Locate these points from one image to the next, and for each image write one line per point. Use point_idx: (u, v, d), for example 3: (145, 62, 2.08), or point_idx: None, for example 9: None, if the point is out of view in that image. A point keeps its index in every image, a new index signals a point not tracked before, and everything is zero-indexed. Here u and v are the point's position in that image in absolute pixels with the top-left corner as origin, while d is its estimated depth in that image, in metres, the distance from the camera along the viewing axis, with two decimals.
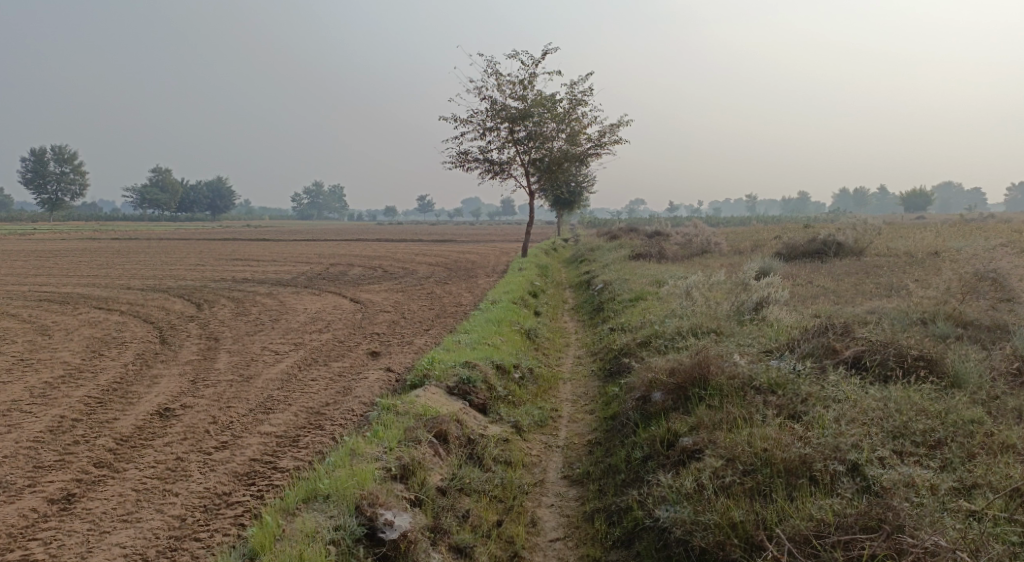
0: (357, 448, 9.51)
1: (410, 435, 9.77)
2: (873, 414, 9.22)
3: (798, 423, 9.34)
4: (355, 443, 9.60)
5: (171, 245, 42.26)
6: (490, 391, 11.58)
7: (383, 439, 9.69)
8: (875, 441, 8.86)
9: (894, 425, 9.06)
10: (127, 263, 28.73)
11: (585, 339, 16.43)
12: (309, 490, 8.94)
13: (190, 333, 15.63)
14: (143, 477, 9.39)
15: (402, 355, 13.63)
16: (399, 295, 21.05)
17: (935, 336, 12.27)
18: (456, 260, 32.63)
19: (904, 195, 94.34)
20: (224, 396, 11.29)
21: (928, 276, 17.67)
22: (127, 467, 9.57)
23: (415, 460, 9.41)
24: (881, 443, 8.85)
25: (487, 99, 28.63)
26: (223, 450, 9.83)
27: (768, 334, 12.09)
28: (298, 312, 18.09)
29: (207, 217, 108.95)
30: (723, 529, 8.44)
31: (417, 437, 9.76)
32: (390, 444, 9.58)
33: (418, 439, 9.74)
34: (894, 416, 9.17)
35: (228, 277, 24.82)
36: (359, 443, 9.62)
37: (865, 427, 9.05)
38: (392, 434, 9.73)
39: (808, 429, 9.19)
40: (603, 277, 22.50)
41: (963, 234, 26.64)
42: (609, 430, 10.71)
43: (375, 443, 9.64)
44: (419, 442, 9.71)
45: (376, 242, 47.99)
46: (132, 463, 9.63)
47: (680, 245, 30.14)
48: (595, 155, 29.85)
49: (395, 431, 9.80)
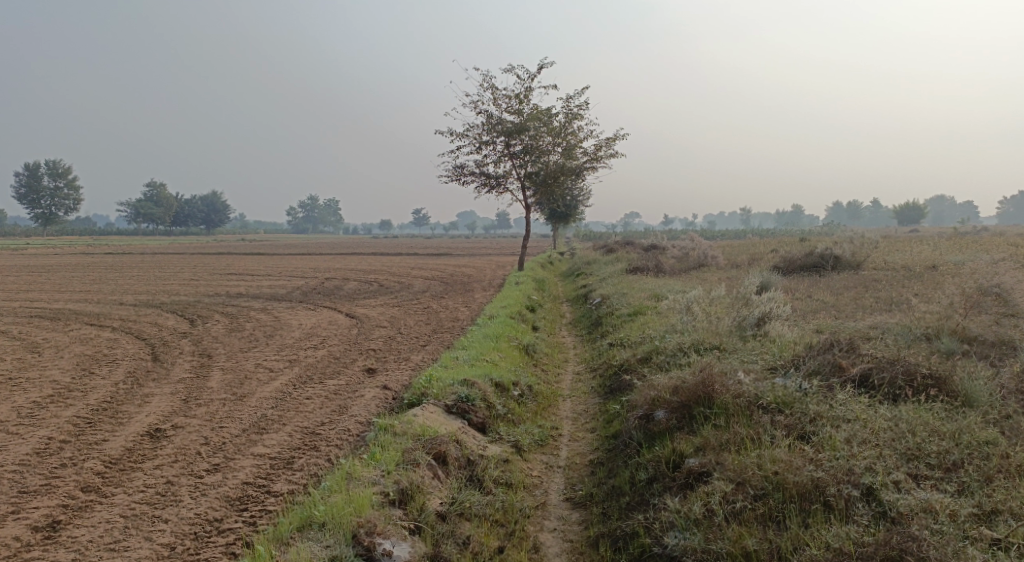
0: (354, 472, 9.26)
1: (408, 457, 9.53)
2: (885, 435, 9.00)
3: (808, 444, 9.12)
4: (351, 466, 9.34)
5: (163, 258, 41.99)
6: (489, 409, 11.34)
7: (381, 462, 9.44)
8: (889, 463, 8.65)
9: (907, 447, 8.85)
10: (118, 278, 28.46)
11: (585, 355, 16.19)
12: (304, 518, 8.69)
13: (182, 350, 15.37)
14: (131, 502, 9.12)
15: (398, 373, 13.39)
16: (395, 310, 20.82)
17: (941, 352, 12.06)
18: (452, 274, 32.40)
19: (897, 208, 94.43)
20: (216, 416, 11.03)
21: (929, 290, 17.48)
22: (115, 492, 9.29)
23: (413, 484, 9.19)
24: (895, 465, 8.64)
25: (482, 113, 28.46)
26: (215, 473, 9.57)
27: (771, 350, 11.87)
28: (292, 328, 17.84)
29: (202, 231, 108.71)
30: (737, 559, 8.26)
31: (416, 460, 9.52)
32: (388, 467, 9.34)
33: (416, 461, 9.51)
34: (907, 437, 8.95)
35: (221, 291, 24.56)
36: (355, 466, 9.37)
37: (877, 448, 8.84)
38: (389, 456, 9.48)
39: (819, 451, 8.97)
40: (601, 291, 22.29)
41: (960, 247, 26.50)
42: (612, 449, 10.48)
43: (372, 466, 9.39)
44: (417, 464, 9.49)
45: (371, 256, 47.77)
46: (121, 488, 9.36)
47: (677, 259, 29.97)
48: (591, 168, 29.71)
49: (392, 453, 9.55)
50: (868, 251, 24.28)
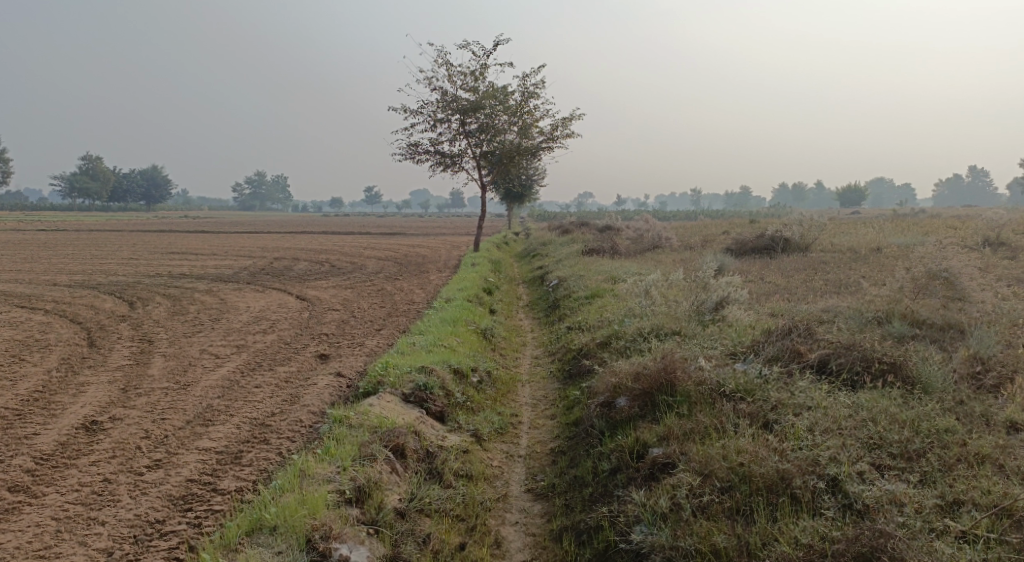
0: (307, 469, 9.02)
1: (365, 452, 9.31)
2: (847, 424, 9.01)
3: (771, 434, 9.09)
4: (304, 462, 9.09)
5: (103, 236, 40.99)
6: (447, 397, 11.15)
7: (336, 457, 9.21)
8: (852, 453, 8.66)
9: (870, 436, 8.87)
10: (55, 258, 27.61)
11: (542, 338, 16.05)
12: (254, 521, 8.43)
13: (121, 334, 14.95)
14: (64, 503, 8.77)
15: (352, 359, 13.13)
16: (347, 292, 20.48)
17: (893, 335, 12.13)
18: (405, 255, 32.03)
19: (842, 190, 95.76)
20: (158, 407, 10.69)
21: (879, 272, 17.62)
22: (47, 492, 8.94)
23: (371, 481, 8.99)
24: (858, 455, 8.65)
25: (437, 90, 28.08)
26: (156, 470, 9.26)
27: (730, 336, 11.84)
28: (240, 311, 17.41)
29: (145, 208, 106.49)
30: (706, 556, 8.18)
31: (372, 454, 9.31)
32: (344, 462, 9.12)
33: (373, 455, 9.31)
34: (869, 425, 8.97)
35: (165, 272, 23.97)
36: (309, 462, 9.12)
37: (840, 438, 8.84)
38: (345, 451, 9.25)
39: (783, 441, 8.96)
40: (556, 273, 22.17)
41: (905, 229, 26.79)
42: (573, 437, 10.38)
43: (326, 462, 9.16)
44: (375, 459, 9.28)
45: (321, 235, 47.15)
46: (53, 487, 9.00)
47: (631, 239, 29.96)
48: (547, 148, 29.52)
49: (347, 447, 9.33)
50: (816, 233, 24.45)
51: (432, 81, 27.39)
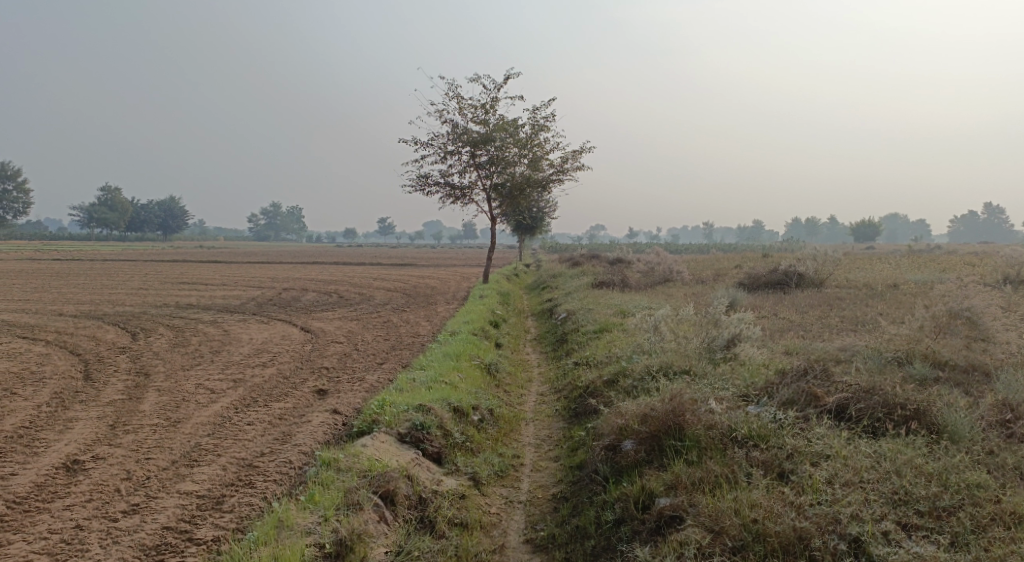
0: (287, 520, 8.54)
1: (351, 500, 8.84)
2: (869, 476, 8.46)
3: (787, 486, 8.56)
4: (284, 511, 8.62)
5: (115, 265, 40.82)
6: (446, 438, 10.65)
7: (319, 506, 8.74)
8: (876, 510, 8.10)
9: (893, 490, 8.32)
10: (63, 287, 27.34)
11: (549, 374, 15.55)
12: None
13: (118, 367, 14.53)
14: (29, 553, 8.32)
15: (350, 395, 12.66)
16: (353, 324, 20.04)
17: (913, 377, 11.57)
18: (415, 286, 31.64)
19: (856, 225, 95.08)
20: (143, 445, 10.24)
21: (896, 310, 17.07)
22: (13, 539, 8.49)
23: (354, 532, 8.51)
24: (882, 512, 8.09)
25: (448, 122, 27.81)
26: (132, 516, 8.78)
27: (742, 375, 11.31)
28: (241, 343, 17.00)
29: (159, 237, 106.86)
30: None
31: (358, 502, 8.84)
32: (327, 512, 8.65)
33: (359, 502, 8.84)
34: (893, 478, 8.42)
35: (170, 302, 23.64)
36: (290, 511, 8.65)
37: (861, 492, 8.29)
38: (329, 500, 8.79)
39: (799, 494, 8.42)
40: (565, 306, 21.70)
41: (922, 265, 26.20)
42: (577, 483, 9.86)
43: (308, 511, 8.69)
44: (361, 507, 8.82)
45: (332, 265, 46.90)
46: (20, 535, 8.55)
47: (642, 272, 29.47)
48: (558, 181, 29.17)
49: (333, 494, 8.86)
50: (831, 268, 23.92)
51: (442, 113, 27.13)
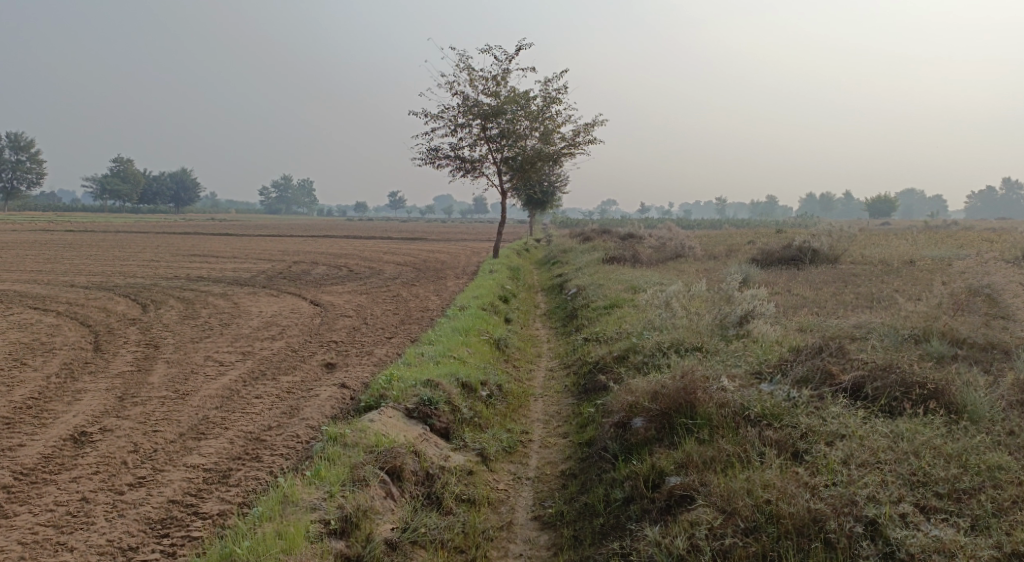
0: (292, 495, 8.46)
1: (358, 475, 8.76)
2: (885, 457, 8.32)
3: (801, 466, 8.43)
4: (289, 487, 8.55)
5: (127, 237, 40.86)
6: (453, 413, 10.55)
7: (324, 481, 8.67)
8: (894, 492, 7.96)
9: (911, 471, 8.17)
10: (75, 258, 27.33)
11: (559, 350, 15.42)
12: (226, 554, 7.88)
13: (128, 338, 14.48)
14: (34, 525, 8.27)
15: (359, 369, 12.58)
16: (362, 298, 19.94)
17: (930, 356, 11.39)
18: (425, 260, 31.53)
19: (870, 202, 94.42)
20: (151, 417, 10.16)
21: (912, 287, 16.85)
22: (19, 511, 8.43)
23: (359, 509, 8.42)
24: (900, 494, 7.95)
25: (459, 95, 27.55)
26: (138, 489, 8.72)
27: (754, 352, 11.15)
28: (251, 316, 16.93)
29: (171, 210, 107.06)
30: None
31: (364, 478, 8.76)
32: (332, 488, 8.57)
33: (365, 478, 8.76)
34: (911, 459, 8.27)
35: (181, 274, 23.60)
36: (295, 487, 8.58)
37: (877, 474, 8.15)
38: (335, 475, 8.71)
39: (814, 475, 8.29)
40: (576, 281, 21.54)
41: (938, 241, 25.90)
42: (585, 460, 9.76)
43: (314, 486, 8.61)
44: (366, 483, 8.74)
45: (343, 239, 46.87)
46: (26, 507, 8.49)
47: (653, 248, 29.26)
48: (569, 155, 28.92)
49: (339, 470, 8.78)
50: (845, 244, 23.66)
51: (453, 85, 26.87)
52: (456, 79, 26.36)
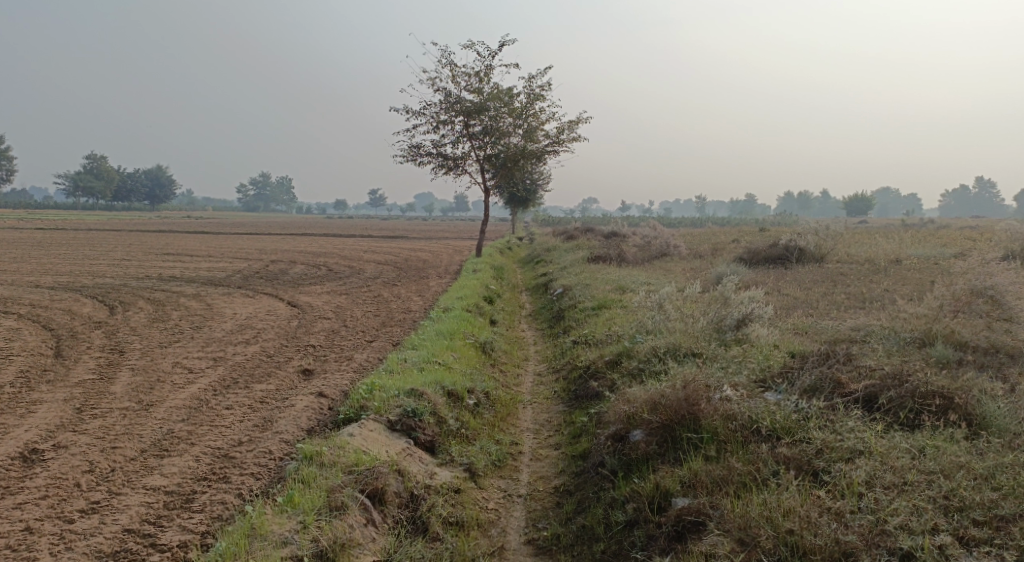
0: (262, 526, 7.82)
1: (335, 502, 8.13)
2: (912, 477, 7.78)
3: (822, 489, 7.88)
4: (258, 517, 7.89)
5: (100, 235, 39.78)
6: (439, 425, 9.92)
7: (298, 509, 8.04)
8: (928, 520, 7.40)
9: (943, 495, 7.61)
10: (45, 257, 26.44)
11: (545, 353, 14.80)
12: None
13: (94, 344, 13.74)
14: None
15: (338, 376, 11.91)
16: (341, 299, 19.23)
17: (936, 359, 10.88)
18: (406, 259, 30.82)
19: (849, 198, 94.30)
20: (111, 432, 9.47)
21: (908, 287, 16.34)
22: None
23: (336, 542, 7.79)
24: (935, 522, 7.39)
25: (441, 91, 26.89)
26: (90, 516, 8.04)
27: (754, 358, 10.59)
28: (225, 318, 16.20)
29: (147, 207, 105.69)
30: None
31: (342, 504, 8.14)
32: (306, 517, 7.94)
33: (343, 505, 8.14)
34: (942, 481, 7.71)
35: (155, 273, 22.80)
36: (266, 516, 7.93)
37: (907, 498, 7.60)
38: (309, 502, 8.07)
39: (837, 498, 7.74)
40: (561, 281, 20.94)
41: (924, 240, 25.38)
42: (580, 476, 9.22)
43: (286, 515, 7.98)
44: (345, 511, 8.12)
45: (323, 237, 46.06)
46: None
47: (638, 246, 28.64)
48: (553, 152, 28.31)
49: (314, 494, 8.16)
50: (833, 242, 23.13)
51: (435, 81, 26.21)
52: (438, 75, 25.73)
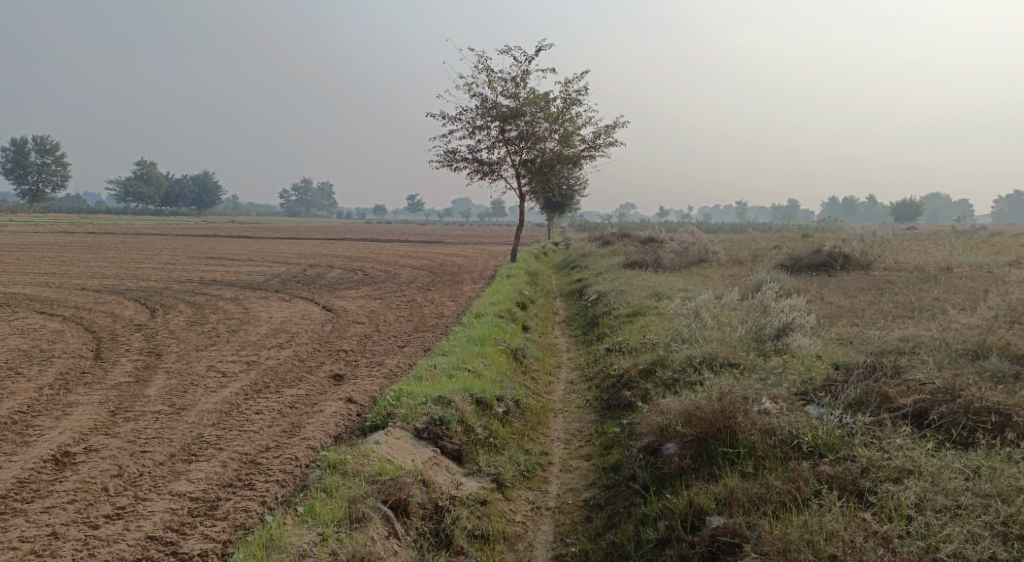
0: (280, 538, 7.64)
1: (356, 514, 7.95)
2: (965, 500, 7.37)
3: (867, 511, 7.51)
4: (278, 528, 7.70)
5: (144, 239, 40.14)
6: (467, 434, 9.67)
7: (319, 520, 7.86)
8: (984, 549, 7.00)
9: (1000, 520, 7.19)
10: (89, 261, 26.67)
11: (579, 360, 14.50)
12: None
13: (129, 346, 13.71)
14: None
15: (368, 382, 11.72)
16: (376, 303, 19.07)
17: (989, 374, 10.42)
18: (442, 264, 30.66)
19: (893, 204, 92.62)
20: (142, 435, 9.34)
21: (958, 296, 15.79)
22: None
23: (355, 556, 7.59)
24: (991, 551, 6.99)
25: (477, 96, 26.72)
26: (115, 523, 7.90)
27: (796, 369, 10.21)
28: (261, 322, 16.13)
29: (190, 211, 106.92)
30: None
31: (363, 516, 7.94)
32: (325, 530, 7.75)
33: (365, 517, 7.94)
34: (998, 504, 7.29)
35: (194, 277, 22.88)
36: (286, 527, 7.75)
37: (960, 524, 7.20)
38: (329, 513, 7.90)
39: (884, 522, 7.37)
40: (597, 287, 20.63)
41: (973, 247, 24.66)
42: (612, 489, 8.93)
43: (306, 527, 7.79)
44: (366, 523, 7.91)
45: (362, 242, 46.14)
46: None
47: (676, 252, 28.21)
48: (590, 157, 28.00)
49: (335, 506, 7.97)
50: (879, 249, 22.54)
51: (471, 86, 26.04)
52: (474, 80, 25.54)
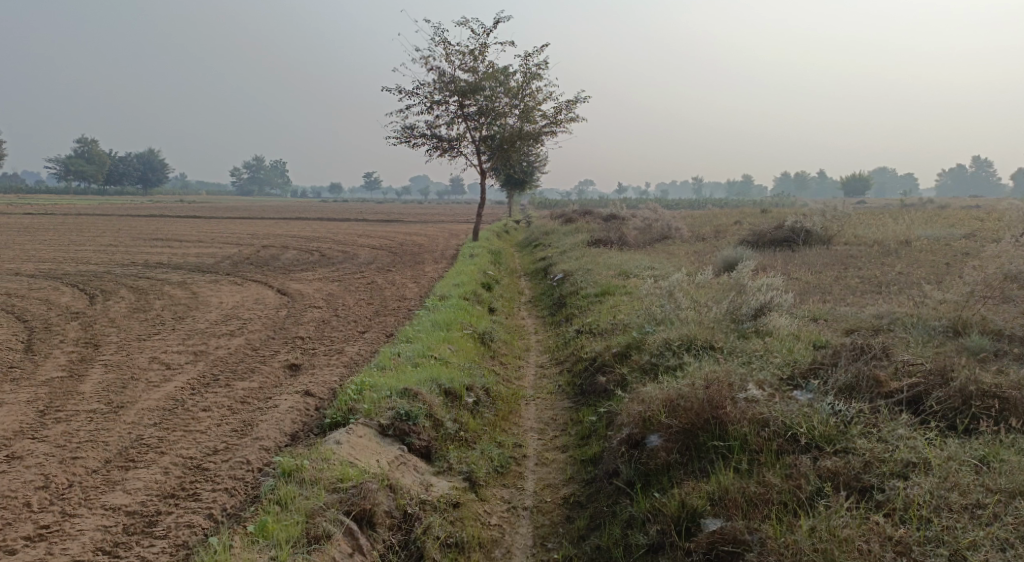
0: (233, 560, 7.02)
1: (314, 531, 7.34)
2: (983, 499, 6.97)
3: (875, 512, 7.10)
4: (224, 553, 7.06)
5: (86, 220, 38.68)
6: (436, 429, 9.09)
7: (271, 540, 7.22)
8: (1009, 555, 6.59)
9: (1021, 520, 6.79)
10: (28, 244, 25.45)
11: (548, 343, 13.93)
12: None
13: (68, 336, 12.84)
14: None
15: (326, 372, 11.05)
16: (333, 286, 18.31)
17: (971, 351, 10.04)
18: (401, 244, 29.86)
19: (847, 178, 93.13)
20: (73, 439, 8.59)
21: (929, 270, 15.46)
22: None
23: None
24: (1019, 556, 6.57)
25: (434, 70, 25.90)
26: (37, 545, 7.22)
27: (779, 352, 9.75)
28: (211, 308, 15.32)
29: (140, 191, 104.54)
30: None
31: (326, 534, 7.35)
32: (280, 551, 7.13)
33: (327, 534, 7.36)
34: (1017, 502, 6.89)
35: (140, 260, 21.88)
36: (235, 550, 7.11)
37: (981, 527, 6.79)
38: (284, 531, 7.27)
39: (898, 526, 6.96)
40: (562, 265, 20.05)
41: (932, 220, 24.50)
42: (593, 486, 8.44)
43: (258, 548, 7.17)
44: (331, 541, 7.34)
45: (317, 221, 45.04)
46: None
47: (639, 228, 27.74)
48: (551, 133, 27.36)
49: (290, 523, 7.34)
50: (838, 224, 22.27)
51: (428, 60, 25.22)
52: (431, 54, 24.69)
